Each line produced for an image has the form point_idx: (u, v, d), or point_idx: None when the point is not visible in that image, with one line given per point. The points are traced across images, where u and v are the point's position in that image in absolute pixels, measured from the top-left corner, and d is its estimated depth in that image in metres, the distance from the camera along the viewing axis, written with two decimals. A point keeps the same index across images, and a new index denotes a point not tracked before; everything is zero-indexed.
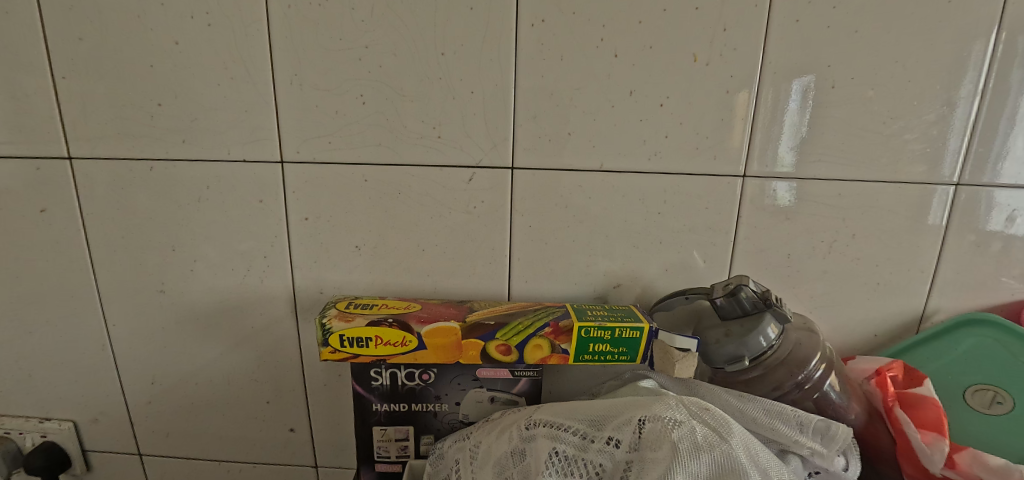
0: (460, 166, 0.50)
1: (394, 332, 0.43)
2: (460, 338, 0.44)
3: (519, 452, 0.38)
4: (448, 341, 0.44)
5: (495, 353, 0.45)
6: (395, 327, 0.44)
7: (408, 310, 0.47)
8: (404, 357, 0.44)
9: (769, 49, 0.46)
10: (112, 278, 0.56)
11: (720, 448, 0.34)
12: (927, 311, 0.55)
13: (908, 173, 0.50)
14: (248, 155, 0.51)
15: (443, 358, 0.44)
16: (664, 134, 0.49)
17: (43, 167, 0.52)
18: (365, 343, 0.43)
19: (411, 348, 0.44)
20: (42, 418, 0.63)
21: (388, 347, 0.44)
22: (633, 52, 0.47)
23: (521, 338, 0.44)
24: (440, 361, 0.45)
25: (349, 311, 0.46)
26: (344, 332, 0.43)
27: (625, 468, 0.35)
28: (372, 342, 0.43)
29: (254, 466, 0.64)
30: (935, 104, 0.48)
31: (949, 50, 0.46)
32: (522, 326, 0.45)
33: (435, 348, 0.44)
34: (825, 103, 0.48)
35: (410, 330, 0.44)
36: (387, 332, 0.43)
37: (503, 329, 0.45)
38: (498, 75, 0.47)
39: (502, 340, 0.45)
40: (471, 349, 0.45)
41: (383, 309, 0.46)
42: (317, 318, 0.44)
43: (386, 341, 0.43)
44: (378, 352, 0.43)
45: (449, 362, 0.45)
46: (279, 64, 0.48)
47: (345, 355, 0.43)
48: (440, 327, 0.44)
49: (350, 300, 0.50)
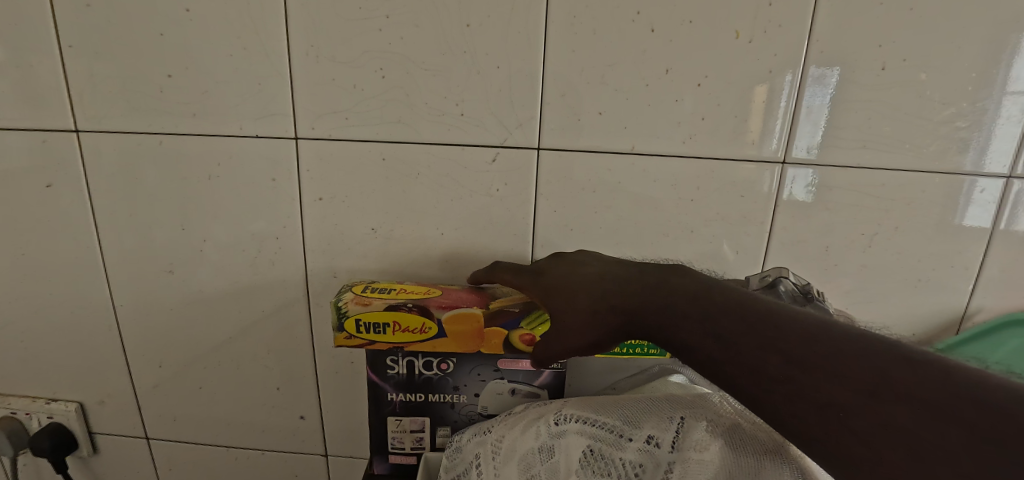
0: (483, 145, 0.48)
1: (412, 319, 0.41)
2: (483, 326, 0.42)
3: (547, 448, 0.37)
4: (470, 331, 0.42)
5: (519, 344, 0.43)
6: (415, 312, 0.41)
7: (426, 294, 0.43)
8: (422, 346, 0.42)
9: (816, 26, 0.43)
10: (119, 257, 0.54)
11: (781, 451, 0.30)
12: (970, 310, 0.51)
13: (957, 163, 0.47)
14: (261, 131, 0.48)
15: (465, 347, 0.42)
16: (698, 116, 0.46)
17: (49, 139, 0.50)
18: (383, 329, 0.41)
19: (432, 337, 0.42)
20: (48, 399, 0.62)
21: (406, 334, 0.42)
22: (670, 27, 0.44)
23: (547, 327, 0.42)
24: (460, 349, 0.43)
25: (363, 294, 0.43)
26: (360, 316, 0.41)
27: (667, 468, 0.32)
28: (391, 329, 0.41)
29: (262, 454, 0.63)
30: (991, 90, 0.44)
31: (1010, 29, 0.43)
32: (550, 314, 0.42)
33: (457, 338, 0.42)
34: (871, 85, 0.45)
35: (430, 315, 0.41)
36: (406, 317, 0.41)
37: (529, 317, 0.42)
38: (525, 49, 0.45)
39: (527, 329, 0.42)
40: (494, 338, 0.42)
41: (396, 294, 0.43)
42: (332, 301, 0.42)
43: (404, 327, 0.41)
44: (396, 339, 0.42)
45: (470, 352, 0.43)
46: (293, 34, 0.45)
47: (361, 343, 0.42)
48: (461, 314, 0.41)
49: (365, 283, 0.47)
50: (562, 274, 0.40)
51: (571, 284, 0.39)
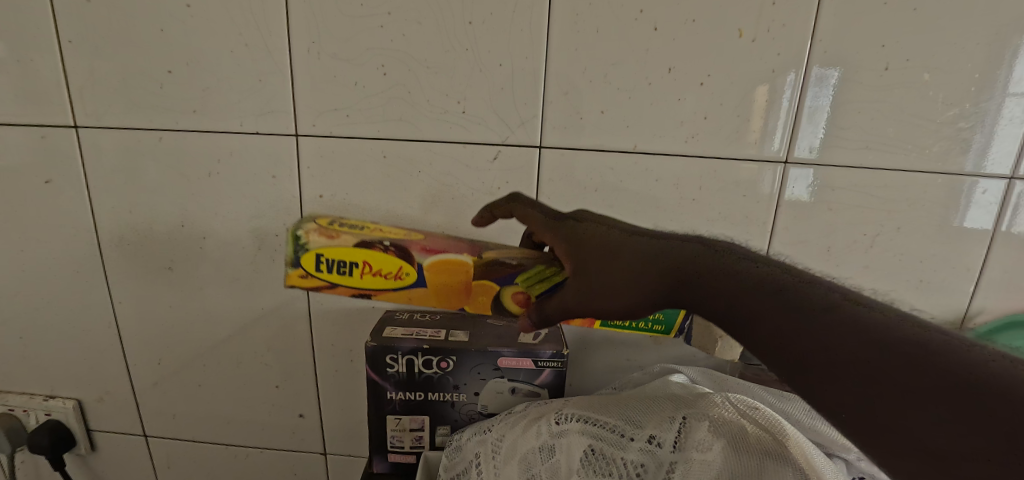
0: (484, 143, 0.47)
1: (385, 259, 0.42)
2: (470, 278, 0.42)
3: (547, 448, 0.37)
4: (454, 282, 0.42)
5: (510, 303, 0.41)
6: (392, 254, 0.42)
7: (406, 234, 0.43)
8: (396, 294, 0.43)
9: (820, 26, 0.43)
10: (119, 254, 0.54)
11: (781, 453, 0.30)
12: (971, 312, 0.51)
13: (959, 164, 0.46)
14: (262, 128, 0.48)
15: (441, 299, 0.43)
16: (701, 115, 0.46)
17: (49, 135, 0.50)
18: (351, 270, 0.42)
19: (409, 285, 0.43)
20: (46, 396, 0.61)
21: (378, 279, 0.43)
22: (673, 25, 0.44)
23: (543, 289, 0.39)
24: (428, 298, 0.43)
25: (331, 226, 0.44)
26: (320, 251, 0.43)
27: (669, 468, 0.32)
28: (359, 269, 0.42)
29: (261, 452, 0.63)
30: (994, 91, 0.44)
31: (1013, 30, 0.43)
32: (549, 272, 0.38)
33: (437, 289, 0.43)
34: (874, 85, 0.45)
35: (409, 260, 0.42)
36: (372, 257, 0.42)
37: (523, 275, 0.40)
38: (528, 47, 0.45)
39: (521, 287, 0.40)
40: (481, 295, 0.42)
41: (374, 230, 0.43)
42: (292, 229, 0.44)
43: (368, 268, 0.42)
44: (366, 283, 0.43)
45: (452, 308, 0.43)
46: (294, 30, 0.45)
47: (324, 281, 0.43)
48: (435, 262, 0.42)
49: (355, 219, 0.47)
50: (604, 240, 0.35)
51: (613, 247, 0.34)
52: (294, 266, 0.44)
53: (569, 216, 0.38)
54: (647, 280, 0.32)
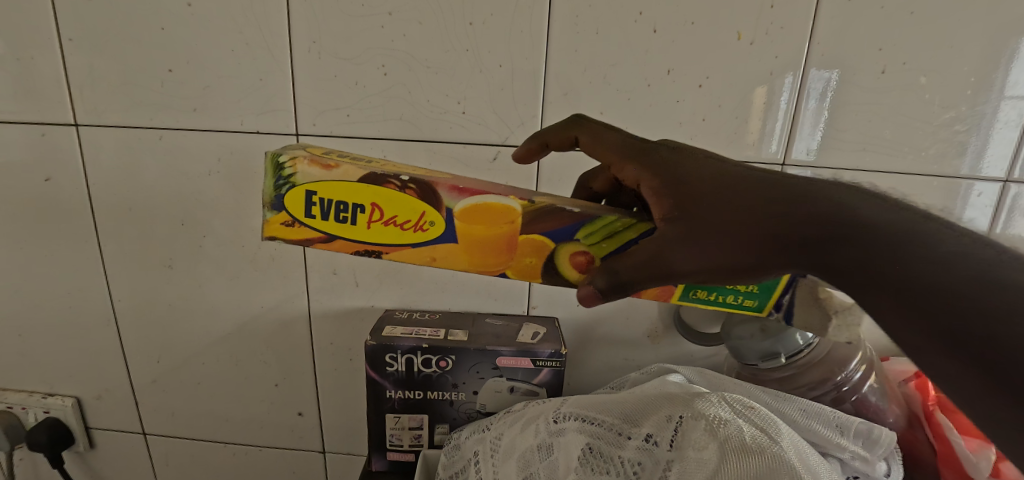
0: (484, 143, 0.48)
1: (402, 202, 0.32)
2: (517, 232, 0.32)
3: (545, 446, 0.37)
4: (491, 236, 0.32)
5: (565, 266, 0.33)
6: (410, 196, 0.31)
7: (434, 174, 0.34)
8: (412, 251, 0.33)
9: (818, 28, 0.44)
10: (118, 251, 0.54)
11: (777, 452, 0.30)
12: None
13: (954, 167, 0.47)
14: (262, 127, 0.48)
15: (479, 258, 0.33)
16: (700, 116, 0.46)
17: (49, 133, 0.50)
18: (353, 217, 0.32)
19: (430, 240, 0.33)
20: (45, 394, 0.61)
21: (391, 230, 0.32)
22: (673, 27, 0.44)
23: (613, 246, 0.32)
24: (463, 256, 0.33)
25: (328, 157, 0.33)
26: (313, 186, 0.31)
27: (665, 467, 0.32)
28: (364, 216, 0.32)
29: (260, 449, 0.63)
30: (989, 94, 0.45)
31: (1009, 34, 0.43)
32: (621, 226, 0.32)
33: (468, 247, 0.33)
34: (872, 88, 0.45)
35: (435, 205, 0.32)
36: (388, 198, 0.32)
37: (587, 227, 0.32)
38: (528, 47, 0.45)
39: (583, 245, 0.32)
40: (528, 256, 0.33)
41: (392, 166, 0.34)
42: (272, 153, 0.31)
43: (381, 214, 0.32)
44: (371, 234, 0.33)
45: (488, 273, 0.34)
46: (295, 29, 0.45)
47: (320, 232, 0.33)
48: (475, 207, 0.32)
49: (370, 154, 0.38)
50: (706, 178, 0.28)
51: (719, 182, 0.28)
52: (275, 209, 0.32)
53: (651, 146, 0.32)
54: (769, 219, 0.25)
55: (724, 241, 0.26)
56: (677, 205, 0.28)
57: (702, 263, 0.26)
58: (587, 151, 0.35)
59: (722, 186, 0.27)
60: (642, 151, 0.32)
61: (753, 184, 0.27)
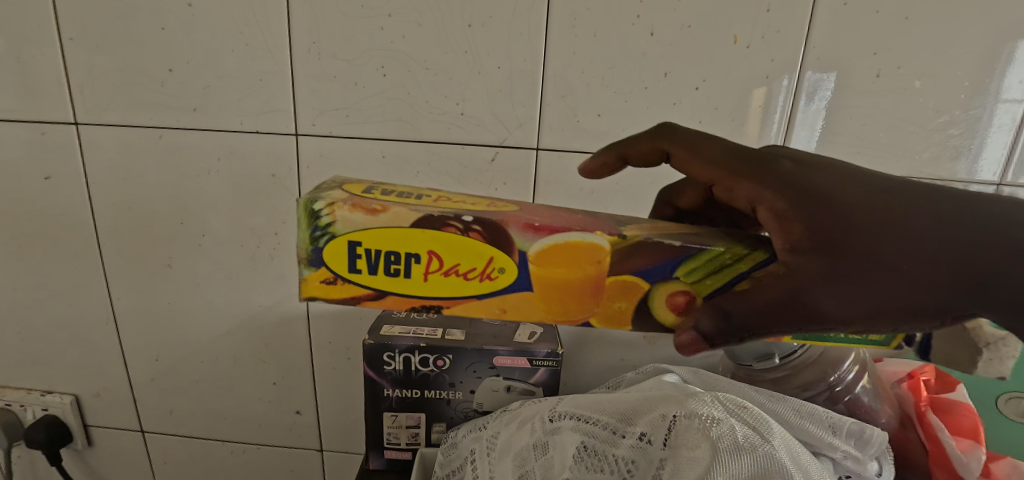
0: (482, 144, 0.48)
1: (462, 247, 0.25)
2: (602, 275, 0.26)
3: (541, 445, 0.38)
4: (573, 281, 0.26)
5: (663, 312, 0.27)
6: (474, 240, 0.25)
7: (496, 209, 0.28)
8: (478, 304, 0.27)
9: (814, 32, 0.44)
10: (117, 250, 0.55)
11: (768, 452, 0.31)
12: None
13: (949, 170, 0.47)
14: (262, 127, 0.49)
15: (558, 308, 0.27)
16: (697, 119, 0.47)
17: (49, 131, 0.50)
18: (408, 268, 0.26)
19: (502, 288, 0.26)
20: (43, 392, 0.62)
21: (453, 280, 0.26)
22: (670, 30, 0.44)
23: (718, 283, 0.26)
24: (540, 307, 0.27)
25: (372, 198, 0.27)
26: (359, 236, 0.25)
27: (659, 465, 0.33)
28: (419, 267, 0.26)
29: (258, 448, 0.63)
30: (983, 98, 0.45)
31: (1003, 38, 0.43)
32: (729, 258, 0.26)
33: (547, 295, 0.26)
34: (867, 92, 0.45)
35: (506, 248, 0.25)
36: (449, 242, 0.25)
37: (690, 264, 0.26)
38: (527, 49, 0.45)
39: (684, 284, 0.26)
40: (619, 300, 0.26)
41: (445, 203, 0.28)
42: (306, 198, 0.25)
43: (440, 263, 0.26)
44: (428, 287, 0.26)
45: (569, 323, 0.27)
46: (296, 30, 0.46)
47: (366, 288, 0.26)
48: (556, 247, 0.25)
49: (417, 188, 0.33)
50: (841, 192, 0.23)
51: (868, 199, 0.22)
52: (313, 266, 0.26)
53: (766, 156, 0.26)
54: (937, 248, 0.21)
55: (886, 276, 0.21)
56: (821, 230, 0.22)
57: (851, 305, 0.22)
58: (681, 167, 0.29)
59: (875, 210, 0.22)
60: (757, 162, 0.25)
61: (906, 203, 0.22)
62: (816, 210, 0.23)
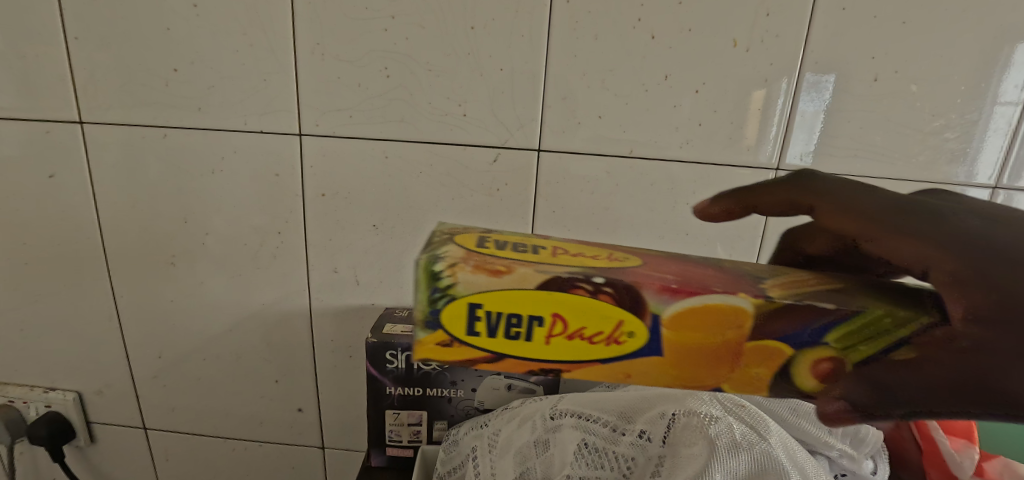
0: (484, 146, 0.49)
1: (591, 310, 0.23)
2: (743, 339, 0.23)
3: (542, 443, 0.38)
4: (709, 346, 0.23)
5: (805, 377, 0.24)
6: (604, 302, 0.23)
7: (619, 263, 0.25)
8: (604, 369, 0.24)
9: (812, 36, 0.44)
10: (121, 248, 0.55)
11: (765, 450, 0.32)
12: None
13: (945, 173, 0.48)
14: (265, 127, 0.49)
15: (693, 374, 0.24)
16: (696, 121, 0.47)
17: (53, 130, 0.51)
18: (529, 330, 0.23)
19: (629, 353, 0.24)
20: (46, 388, 0.62)
21: (577, 344, 0.24)
22: (670, 33, 0.45)
23: (873, 350, 0.23)
24: (673, 373, 0.24)
25: (488, 254, 0.24)
26: (478, 299, 0.23)
27: (657, 461, 0.33)
28: (542, 330, 0.23)
29: (259, 445, 0.63)
30: (978, 103, 0.46)
31: (998, 44, 0.44)
32: (888, 324, 0.22)
33: (680, 361, 0.24)
34: (864, 96, 0.46)
35: (638, 312, 0.23)
36: (576, 305, 0.23)
37: (842, 330, 0.22)
38: (528, 52, 0.46)
39: (833, 351, 0.23)
40: (758, 367, 0.24)
41: (568, 258, 0.25)
42: (424, 259, 0.23)
43: (565, 325, 0.23)
44: (550, 351, 0.24)
45: (702, 387, 0.25)
46: (300, 32, 0.46)
47: (484, 351, 0.24)
48: (696, 312, 0.23)
49: (530, 237, 0.30)
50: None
51: None
52: (428, 328, 0.24)
53: (931, 210, 0.25)
54: None
55: None
56: (1000, 303, 0.21)
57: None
58: (824, 219, 0.28)
59: None
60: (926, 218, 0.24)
61: None
62: (967, 249, 0.22)
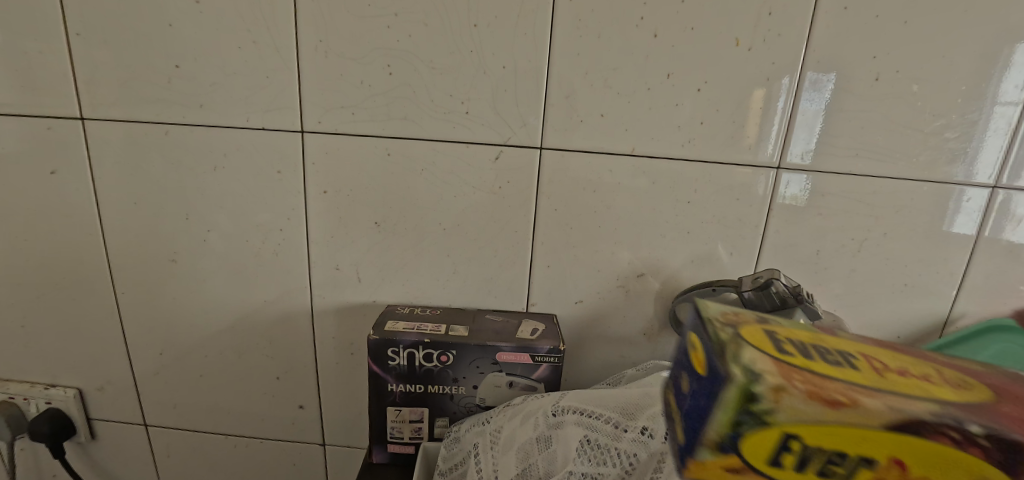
0: (486, 144, 0.49)
1: (943, 459, 0.19)
2: None
3: (544, 439, 0.38)
4: None
5: None
6: (961, 452, 0.19)
7: (951, 386, 0.21)
8: None
9: (815, 36, 0.45)
10: (123, 245, 0.55)
11: None
12: (954, 315, 0.53)
13: (945, 173, 0.48)
14: (268, 124, 0.49)
15: None
16: (699, 120, 0.47)
17: (55, 126, 0.51)
18: (850, 470, 0.20)
19: None
20: (47, 385, 0.62)
21: None
22: (673, 32, 0.45)
23: None
24: None
25: (803, 368, 0.20)
26: (803, 434, 0.19)
27: (659, 458, 0.34)
28: (866, 470, 0.20)
29: (261, 442, 0.64)
30: (979, 103, 0.46)
31: (1000, 44, 0.44)
32: None
33: None
34: (866, 95, 0.46)
35: (997, 463, 0.19)
36: (919, 451, 0.19)
37: None
38: (531, 50, 0.46)
39: None
40: None
41: (899, 380, 0.21)
42: (741, 380, 0.19)
43: (896, 469, 0.19)
44: None
45: None
46: (303, 29, 0.46)
47: None
48: None
49: (810, 327, 0.26)
50: None
51: None
52: (722, 453, 0.20)
53: None
54: None
55: None
56: None
57: None
58: None
59: None
60: None
61: None
62: None
